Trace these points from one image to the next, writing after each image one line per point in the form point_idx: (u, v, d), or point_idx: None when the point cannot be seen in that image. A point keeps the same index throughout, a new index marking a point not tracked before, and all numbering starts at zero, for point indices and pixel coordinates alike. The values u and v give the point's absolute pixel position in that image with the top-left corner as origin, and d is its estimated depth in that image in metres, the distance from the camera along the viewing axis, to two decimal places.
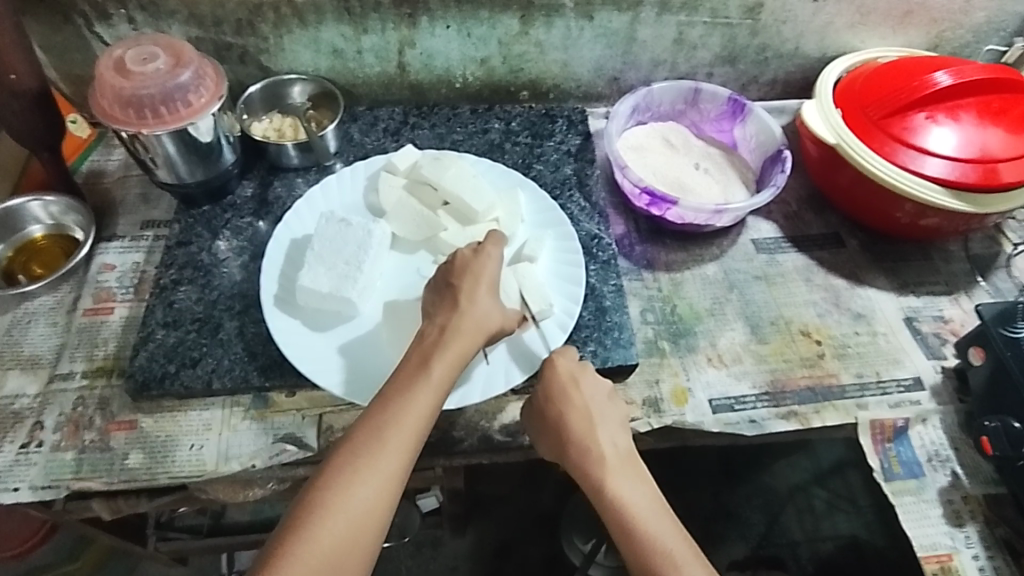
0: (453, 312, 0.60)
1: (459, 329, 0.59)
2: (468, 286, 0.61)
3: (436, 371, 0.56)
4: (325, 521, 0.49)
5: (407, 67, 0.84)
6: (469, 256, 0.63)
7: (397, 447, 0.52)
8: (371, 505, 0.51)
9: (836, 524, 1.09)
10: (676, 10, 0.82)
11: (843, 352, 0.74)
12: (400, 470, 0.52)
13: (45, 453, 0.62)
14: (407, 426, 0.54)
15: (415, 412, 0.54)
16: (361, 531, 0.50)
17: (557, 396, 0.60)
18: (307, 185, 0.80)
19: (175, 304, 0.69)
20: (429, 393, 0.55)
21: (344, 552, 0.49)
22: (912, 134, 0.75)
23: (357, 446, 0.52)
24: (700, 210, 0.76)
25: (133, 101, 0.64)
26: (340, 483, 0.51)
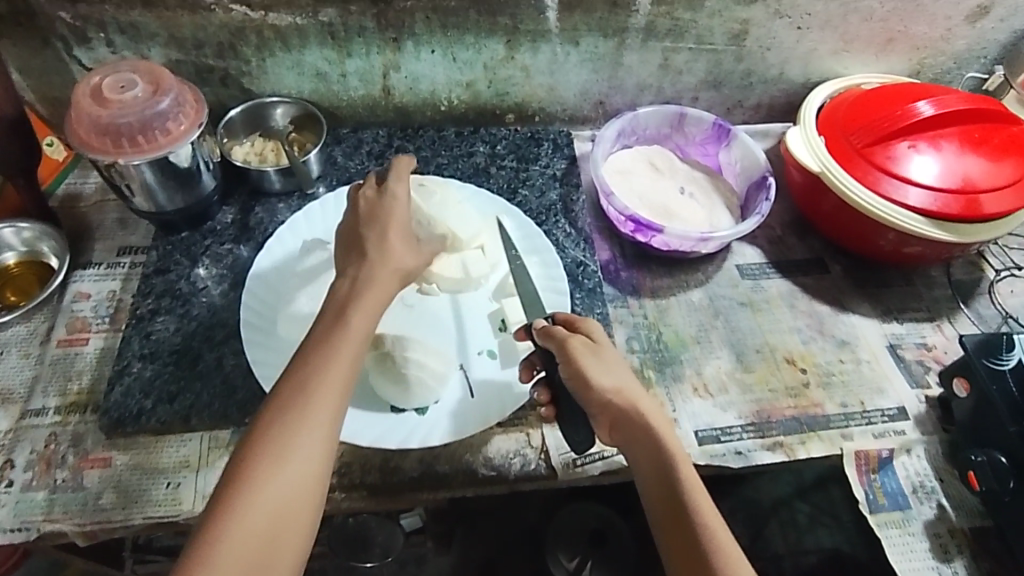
0: (364, 261, 0.59)
1: (373, 278, 0.58)
2: (377, 235, 0.60)
3: (352, 324, 0.54)
4: (259, 495, 0.47)
5: (392, 90, 0.84)
6: (382, 203, 0.62)
7: (322, 403, 0.51)
8: (301, 466, 0.49)
9: (819, 537, 1.04)
10: (661, 37, 0.82)
11: (827, 380, 0.75)
12: (327, 434, 0.50)
13: (16, 492, 0.60)
14: (330, 388, 0.51)
15: (337, 367, 0.52)
16: (295, 496, 0.48)
17: (582, 361, 0.57)
18: (289, 210, 0.78)
19: (152, 335, 0.68)
20: (348, 344, 0.53)
21: (280, 525, 0.47)
22: (894, 164, 0.75)
23: (281, 409, 0.50)
24: (685, 238, 0.76)
25: (111, 130, 0.62)
26: (269, 455, 0.48)
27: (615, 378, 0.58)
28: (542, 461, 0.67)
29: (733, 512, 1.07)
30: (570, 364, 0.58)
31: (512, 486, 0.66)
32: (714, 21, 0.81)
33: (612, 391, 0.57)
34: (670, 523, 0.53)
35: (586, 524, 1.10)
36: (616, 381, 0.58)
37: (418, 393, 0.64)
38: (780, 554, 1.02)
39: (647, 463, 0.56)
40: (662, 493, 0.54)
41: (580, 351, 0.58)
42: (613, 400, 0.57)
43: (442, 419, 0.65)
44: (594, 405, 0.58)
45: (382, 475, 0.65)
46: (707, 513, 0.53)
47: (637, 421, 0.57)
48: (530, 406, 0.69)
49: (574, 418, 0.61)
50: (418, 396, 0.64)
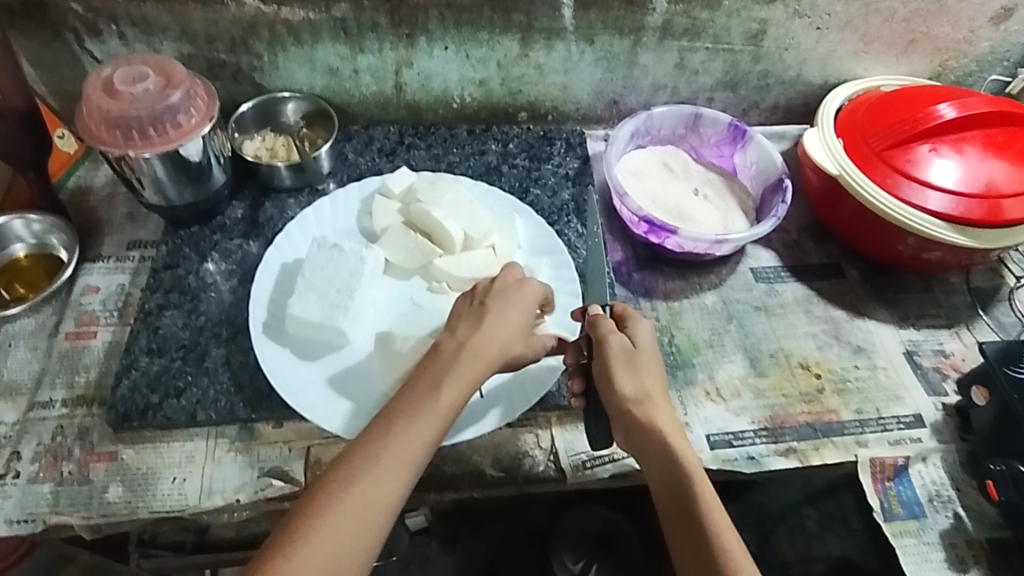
0: (482, 334, 0.58)
1: (478, 351, 0.57)
2: (498, 310, 0.60)
3: (442, 393, 0.54)
4: (323, 530, 0.48)
5: (404, 87, 0.83)
6: (512, 285, 0.62)
7: (393, 471, 0.51)
8: (358, 528, 0.49)
9: (828, 545, 1.03)
10: (678, 36, 0.81)
11: (843, 387, 0.73)
12: (396, 487, 0.51)
13: (22, 485, 0.59)
14: (409, 447, 0.52)
15: (415, 443, 0.52)
16: (347, 556, 0.48)
17: (612, 363, 0.59)
18: (299, 207, 0.78)
19: (160, 330, 0.67)
20: (432, 423, 0.53)
21: (337, 564, 0.48)
22: (914, 167, 0.74)
23: (353, 470, 0.50)
24: (700, 240, 0.75)
25: (121, 122, 0.62)
26: (340, 496, 0.49)
27: (641, 386, 0.59)
28: (550, 462, 0.66)
29: (740, 517, 1.04)
30: (600, 364, 0.60)
31: (520, 488, 0.65)
32: (732, 20, 0.80)
33: (633, 399, 0.58)
34: (682, 537, 0.53)
35: (592, 527, 1.09)
36: (641, 388, 0.59)
37: None
38: (789, 562, 1.01)
39: (661, 475, 0.56)
40: (676, 507, 0.54)
41: (613, 354, 0.60)
42: (633, 406, 0.58)
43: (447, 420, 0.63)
44: (614, 409, 0.59)
45: None
46: (723, 530, 0.52)
47: (652, 433, 0.57)
48: (540, 408, 0.68)
49: (597, 415, 0.63)
50: None
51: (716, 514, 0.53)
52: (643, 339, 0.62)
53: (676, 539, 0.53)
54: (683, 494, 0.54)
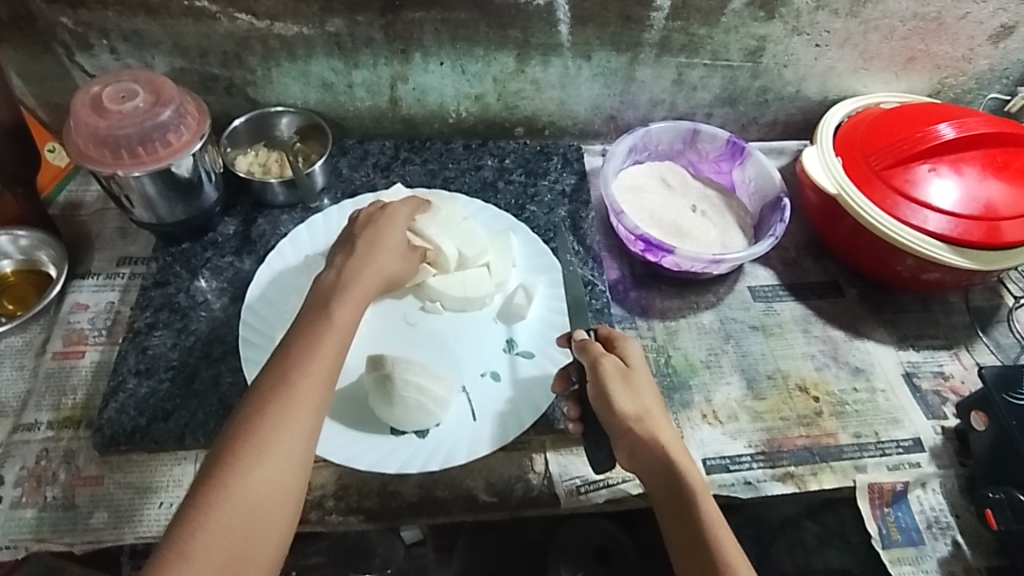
0: (365, 258, 0.62)
1: (361, 274, 0.61)
2: (369, 238, 0.64)
3: (338, 311, 0.57)
4: (257, 460, 0.49)
5: (399, 101, 0.82)
6: (378, 214, 0.66)
7: (302, 391, 0.51)
8: (279, 457, 0.49)
9: (827, 558, 0.96)
10: (676, 52, 0.80)
11: (841, 410, 0.72)
12: (315, 410, 0.52)
13: (5, 510, 0.58)
14: (321, 366, 0.53)
15: (321, 361, 0.53)
16: (273, 486, 0.49)
17: (608, 385, 0.58)
18: (292, 223, 0.77)
19: (149, 350, 0.66)
20: (333, 337, 0.55)
21: (277, 490, 0.49)
22: (913, 187, 0.73)
23: (263, 396, 0.51)
24: (697, 260, 0.74)
25: (109, 141, 0.61)
26: (265, 425, 0.50)
27: (639, 403, 0.58)
28: (544, 487, 0.65)
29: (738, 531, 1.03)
30: (598, 386, 0.58)
31: (513, 513, 0.64)
32: (730, 37, 0.79)
33: (633, 417, 0.57)
34: (686, 549, 0.52)
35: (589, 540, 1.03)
36: (640, 404, 0.58)
37: (420, 415, 0.62)
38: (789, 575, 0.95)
39: (664, 492, 0.55)
40: (678, 518, 0.53)
41: (610, 373, 0.58)
42: (635, 425, 0.56)
43: (437, 443, 0.62)
44: (614, 428, 0.57)
45: (379, 500, 0.63)
46: (722, 537, 0.52)
47: (655, 451, 0.55)
48: (534, 431, 0.67)
49: (597, 437, 0.61)
50: (421, 420, 0.62)
51: (719, 524, 0.52)
52: (633, 355, 0.61)
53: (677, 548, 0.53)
54: (685, 504, 0.54)
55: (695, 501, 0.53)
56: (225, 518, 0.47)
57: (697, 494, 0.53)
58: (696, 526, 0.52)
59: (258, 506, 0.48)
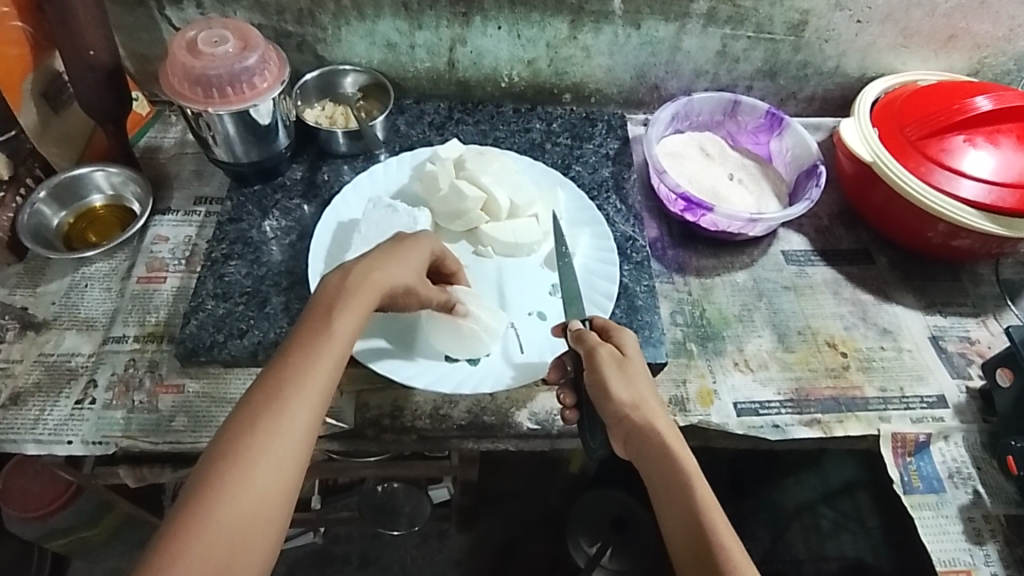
0: (372, 267, 0.57)
1: (369, 281, 0.55)
2: (391, 250, 0.59)
3: (340, 317, 0.52)
4: (244, 480, 0.44)
5: (456, 64, 0.87)
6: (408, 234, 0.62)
7: (300, 408, 0.47)
8: (274, 480, 0.45)
9: (841, 544, 1.02)
10: (722, 23, 0.84)
11: (868, 365, 0.76)
12: (312, 426, 0.48)
13: (98, 410, 0.65)
14: (317, 379, 0.49)
15: (320, 376, 0.49)
16: (264, 510, 0.44)
17: (604, 371, 0.59)
18: (354, 172, 0.82)
19: (225, 277, 0.72)
20: (335, 350, 0.50)
21: (265, 513, 0.44)
22: (948, 156, 0.76)
23: (257, 412, 0.46)
24: (735, 219, 0.78)
25: (202, 80, 0.67)
26: (253, 441, 0.45)
27: (633, 391, 0.58)
28: None
29: (754, 511, 1.07)
30: (592, 372, 0.59)
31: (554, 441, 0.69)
32: (775, 10, 0.83)
33: (629, 404, 0.57)
34: (681, 537, 0.50)
35: (608, 509, 1.09)
36: (635, 392, 0.58)
37: (472, 343, 0.67)
38: (801, 560, 1.02)
39: (658, 477, 0.54)
40: (672, 504, 0.52)
41: (606, 360, 0.59)
42: (629, 410, 0.57)
43: (486, 371, 0.67)
44: (610, 415, 0.58)
45: (431, 422, 0.68)
46: (719, 524, 0.50)
47: (650, 435, 0.55)
48: None
49: (593, 425, 0.63)
50: (473, 348, 0.67)
51: (714, 510, 0.51)
52: (627, 347, 0.62)
53: (672, 535, 0.51)
54: (679, 488, 0.52)
55: (689, 485, 0.52)
56: (205, 548, 0.42)
57: (690, 476, 0.52)
58: (690, 515, 0.51)
59: (245, 529, 0.43)
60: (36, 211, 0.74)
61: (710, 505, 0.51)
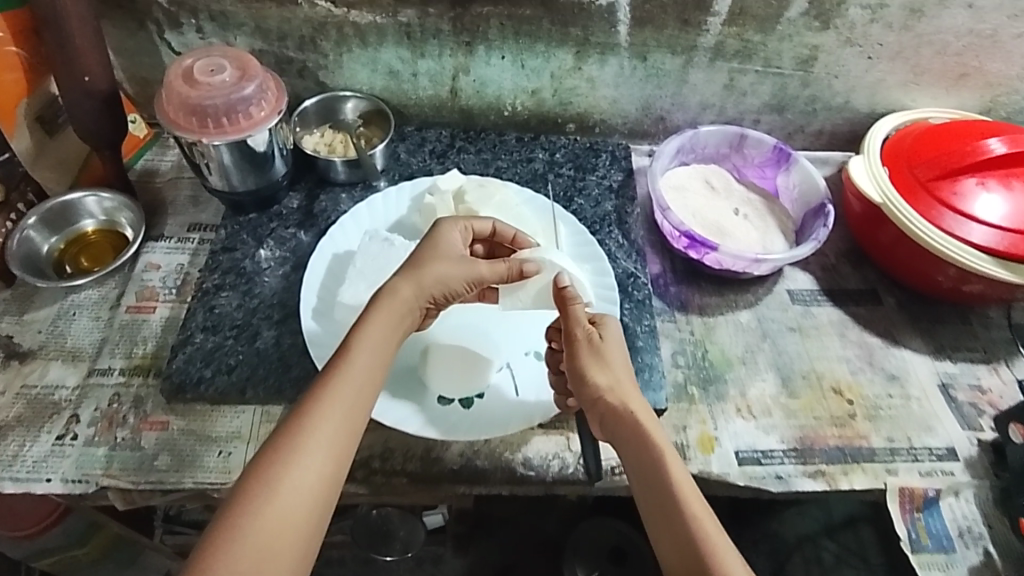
0: (407, 274, 0.62)
1: (402, 295, 0.61)
2: (432, 255, 0.64)
3: (360, 350, 0.57)
4: (267, 506, 0.50)
5: (459, 93, 0.86)
6: (444, 232, 0.66)
7: (318, 438, 0.53)
8: (294, 502, 0.50)
9: None
10: (730, 57, 0.82)
11: (874, 414, 0.73)
12: (329, 452, 0.53)
13: (80, 446, 0.63)
14: (335, 413, 0.54)
15: (336, 410, 0.54)
16: (286, 529, 0.50)
17: (581, 357, 0.61)
18: (352, 201, 0.81)
19: (216, 309, 0.70)
20: (352, 381, 0.55)
21: (285, 537, 0.49)
22: (959, 200, 0.74)
23: (281, 442, 0.52)
24: (739, 258, 0.76)
25: (197, 110, 0.66)
26: (274, 472, 0.51)
27: (612, 376, 0.60)
28: (580, 465, 0.67)
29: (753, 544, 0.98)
30: (574, 356, 0.61)
31: (548, 488, 0.66)
32: (785, 45, 0.81)
33: (606, 388, 0.60)
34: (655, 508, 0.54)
35: (607, 540, 1.05)
36: (614, 380, 0.60)
37: (467, 383, 0.66)
38: None
39: (633, 457, 0.57)
40: (645, 481, 0.56)
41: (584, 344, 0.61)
42: (606, 394, 0.59)
43: (487, 416, 0.66)
44: (588, 400, 0.60)
45: (423, 464, 0.66)
46: (690, 497, 0.54)
47: (626, 420, 0.58)
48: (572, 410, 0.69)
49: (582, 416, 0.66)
50: (466, 388, 0.66)
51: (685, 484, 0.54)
52: (606, 333, 0.63)
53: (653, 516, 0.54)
54: (652, 466, 0.55)
55: (665, 470, 0.55)
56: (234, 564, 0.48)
57: (661, 454, 0.55)
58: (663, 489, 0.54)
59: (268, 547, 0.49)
60: (26, 238, 0.72)
61: (686, 489, 0.54)
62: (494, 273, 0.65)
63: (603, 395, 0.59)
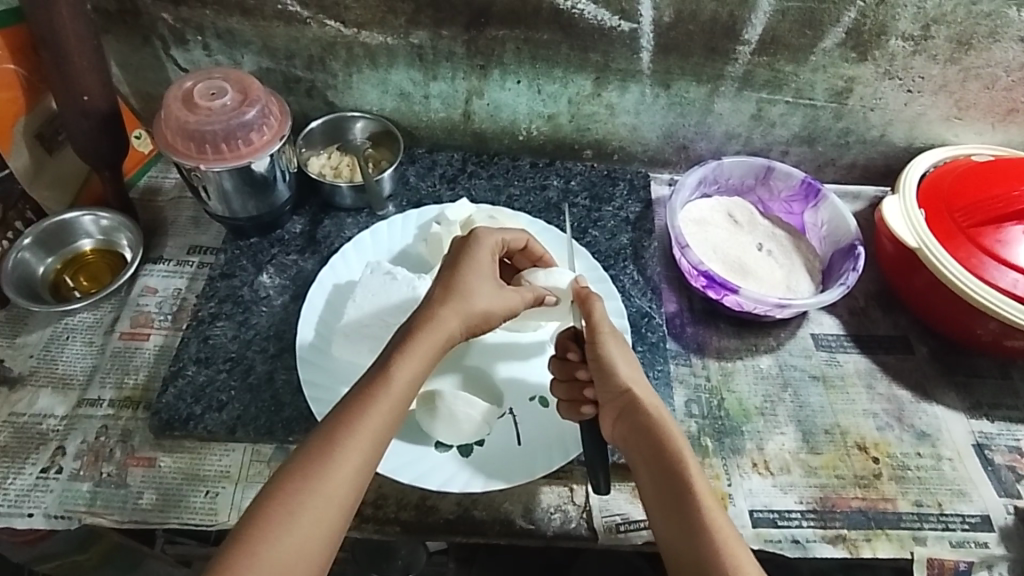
0: (452, 302, 0.58)
1: (444, 322, 0.58)
2: (475, 280, 0.60)
3: (396, 375, 0.54)
4: (287, 522, 0.48)
5: (472, 116, 0.82)
6: (481, 251, 0.62)
7: (348, 458, 0.51)
8: (318, 520, 0.49)
9: None
10: (759, 87, 0.78)
11: (902, 474, 0.69)
12: (356, 474, 0.51)
13: (63, 481, 0.60)
14: (365, 434, 0.52)
15: (364, 429, 0.52)
16: (309, 548, 0.48)
17: (604, 351, 0.60)
18: (357, 227, 0.78)
19: (210, 339, 0.68)
20: (387, 402, 0.53)
21: (303, 557, 0.48)
22: (1003, 249, 0.69)
23: (309, 458, 0.50)
24: (761, 302, 0.72)
25: (196, 135, 0.63)
26: (297, 498, 0.49)
27: (632, 374, 0.60)
28: (582, 520, 0.63)
29: None
30: (597, 349, 0.60)
31: (547, 543, 0.63)
32: (817, 76, 0.77)
33: (628, 384, 0.59)
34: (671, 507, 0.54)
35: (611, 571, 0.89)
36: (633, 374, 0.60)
37: (469, 432, 0.62)
38: None
39: (650, 454, 0.56)
40: (662, 477, 0.55)
41: (610, 340, 0.60)
42: (629, 390, 0.58)
43: (489, 466, 0.63)
44: (609, 392, 0.59)
45: (417, 514, 0.63)
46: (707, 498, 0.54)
47: (646, 416, 0.58)
48: (577, 460, 0.65)
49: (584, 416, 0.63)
50: (467, 436, 0.63)
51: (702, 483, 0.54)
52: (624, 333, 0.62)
53: (662, 510, 0.54)
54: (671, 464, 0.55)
55: (684, 468, 0.55)
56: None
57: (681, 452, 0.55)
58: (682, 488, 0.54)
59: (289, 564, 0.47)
60: (20, 259, 0.71)
61: (704, 488, 0.54)
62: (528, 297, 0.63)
63: (625, 390, 0.58)
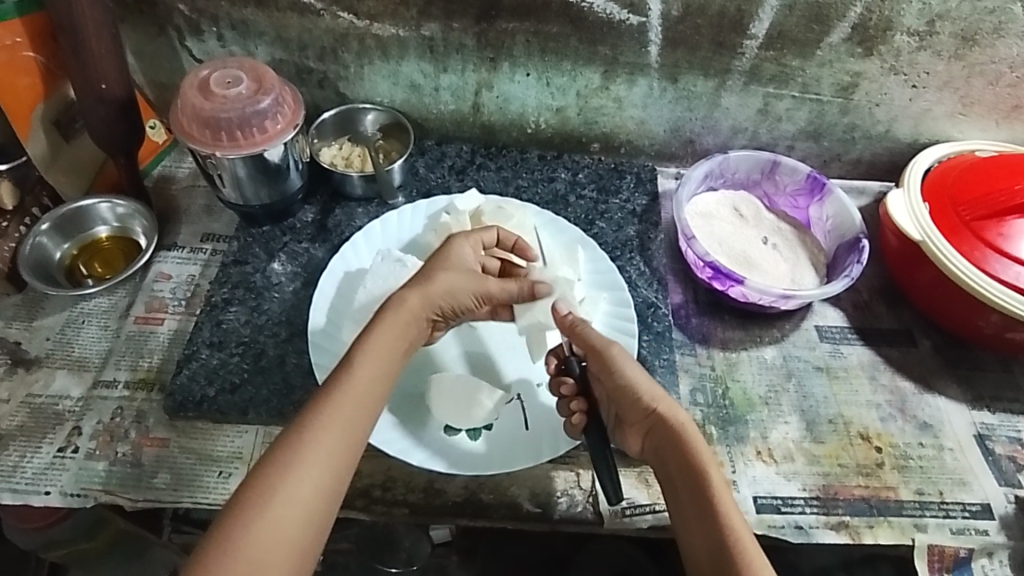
0: (417, 286, 0.61)
1: (407, 307, 0.59)
2: (442, 269, 0.63)
3: (361, 364, 0.55)
4: (266, 511, 0.48)
5: (482, 108, 0.83)
6: (455, 248, 0.64)
7: (320, 447, 0.51)
8: (296, 508, 0.49)
9: None
10: (765, 81, 0.79)
11: (904, 464, 0.69)
12: (329, 463, 0.51)
13: (79, 460, 0.62)
14: (334, 422, 0.52)
15: (337, 418, 0.52)
16: (287, 536, 0.49)
17: (621, 368, 0.59)
18: (367, 216, 0.79)
19: (223, 324, 0.69)
20: (353, 390, 0.54)
21: (281, 545, 0.48)
22: (1006, 243, 0.70)
23: (284, 448, 0.51)
24: (767, 293, 0.73)
25: (211, 122, 0.64)
26: (268, 487, 0.49)
27: (653, 389, 0.59)
28: (588, 504, 0.64)
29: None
30: (606, 367, 0.60)
31: (553, 527, 0.64)
32: (823, 70, 0.78)
33: (650, 399, 0.58)
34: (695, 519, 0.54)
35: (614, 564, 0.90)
36: (654, 388, 0.60)
37: (475, 415, 0.63)
38: None
39: (676, 467, 0.56)
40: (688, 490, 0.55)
41: (621, 358, 0.60)
42: (652, 405, 0.58)
43: (496, 452, 0.63)
44: (632, 410, 0.59)
45: (425, 496, 0.64)
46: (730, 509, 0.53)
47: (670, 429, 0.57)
48: (583, 446, 0.66)
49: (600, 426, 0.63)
50: (474, 421, 0.64)
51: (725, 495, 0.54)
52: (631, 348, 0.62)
53: (688, 525, 0.55)
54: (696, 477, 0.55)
55: (708, 480, 0.54)
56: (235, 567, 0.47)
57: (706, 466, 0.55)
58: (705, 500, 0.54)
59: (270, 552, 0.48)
60: (38, 243, 0.72)
61: (727, 499, 0.54)
62: (503, 289, 0.65)
63: (648, 404, 0.58)
